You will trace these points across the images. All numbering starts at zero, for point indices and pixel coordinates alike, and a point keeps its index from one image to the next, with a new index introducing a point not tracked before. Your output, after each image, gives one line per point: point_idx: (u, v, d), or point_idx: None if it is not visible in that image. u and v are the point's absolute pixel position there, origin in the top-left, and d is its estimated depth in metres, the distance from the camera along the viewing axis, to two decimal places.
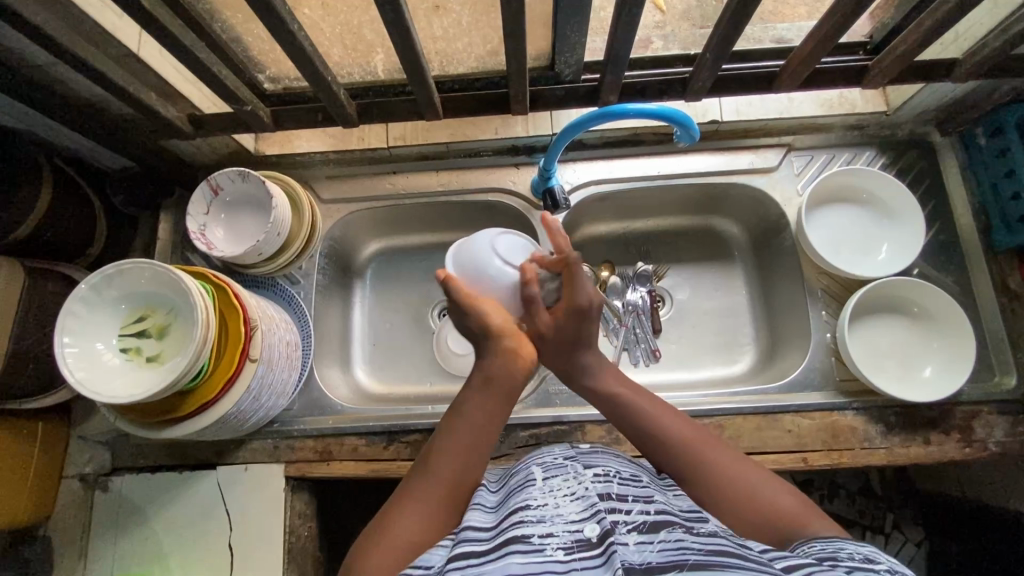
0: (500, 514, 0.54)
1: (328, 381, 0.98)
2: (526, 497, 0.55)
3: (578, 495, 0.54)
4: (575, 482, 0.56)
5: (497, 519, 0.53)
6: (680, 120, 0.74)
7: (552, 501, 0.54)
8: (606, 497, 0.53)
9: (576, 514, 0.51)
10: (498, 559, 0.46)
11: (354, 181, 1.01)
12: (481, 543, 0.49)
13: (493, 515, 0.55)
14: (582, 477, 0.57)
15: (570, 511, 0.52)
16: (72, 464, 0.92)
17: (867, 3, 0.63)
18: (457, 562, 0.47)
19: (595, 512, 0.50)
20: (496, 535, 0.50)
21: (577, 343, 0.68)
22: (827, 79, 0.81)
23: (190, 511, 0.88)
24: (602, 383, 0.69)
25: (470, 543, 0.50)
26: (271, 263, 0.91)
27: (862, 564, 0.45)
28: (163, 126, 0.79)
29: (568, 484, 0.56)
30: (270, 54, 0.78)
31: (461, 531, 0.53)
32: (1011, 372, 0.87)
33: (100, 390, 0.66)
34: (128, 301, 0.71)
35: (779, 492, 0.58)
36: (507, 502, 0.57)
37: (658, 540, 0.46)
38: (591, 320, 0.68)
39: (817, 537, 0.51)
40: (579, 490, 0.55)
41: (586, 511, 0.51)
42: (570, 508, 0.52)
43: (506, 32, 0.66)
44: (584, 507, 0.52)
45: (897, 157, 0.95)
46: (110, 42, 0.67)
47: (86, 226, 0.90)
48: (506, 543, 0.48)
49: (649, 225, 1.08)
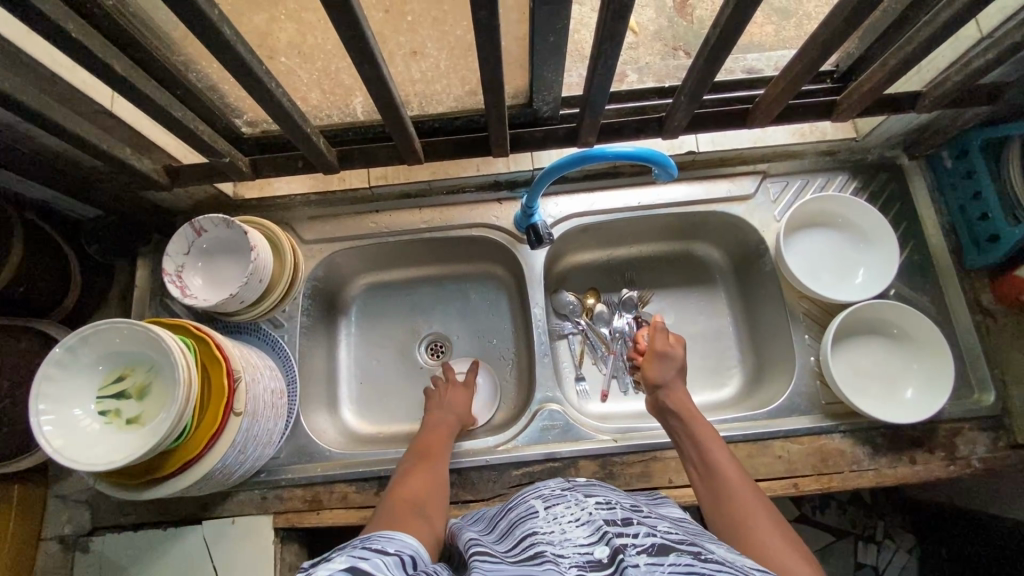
0: (512, 541, 0.56)
1: (316, 426, 0.96)
2: (533, 525, 0.56)
3: (583, 520, 0.55)
4: (578, 509, 0.58)
5: (507, 546, 0.55)
6: (657, 160, 0.75)
7: (558, 528, 0.55)
8: (612, 521, 0.54)
9: (584, 538, 0.52)
10: (517, 569, 0.48)
11: (336, 221, 1.00)
12: (496, 559, 0.52)
13: (504, 543, 0.57)
14: (585, 503, 0.59)
15: (577, 535, 0.53)
16: (50, 525, 0.89)
17: (834, 47, 0.65)
18: (476, 567, 0.50)
19: (603, 534, 0.52)
20: (511, 555, 0.52)
21: (670, 366, 0.87)
22: (799, 113, 0.83)
23: (175, 570, 0.85)
24: (675, 402, 0.83)
25: (487, 560, 0.52)
26: (255, 309, 0.90)
27: None
28: (138, 178, 0.78)
29: (572, 511, 0.58)
30: (247, 100, 0.77)
31: (474, 549, 0.55)
32: (989, 389, 0.89)
33: (79, 457, 0.64)
34: (106, 362, 0.69)
35: (794, 544, 0.59)
36: (513, 533, 0.58)
37: (668, 563, 0.47)
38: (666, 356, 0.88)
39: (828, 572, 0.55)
40: (583, 515, 0.56)
41: (594, 535, 0.52)
42: (577, 533, 0.54)
43: (486, 81, 0.66)
44: (591, 531, 0.53)
45: (868, 180, 0.98)
46: (83, 100, 0.66)
47: (60, 278, 0.88)
48: (527, 557, 0.50)
49: (631, 252, 1.09)
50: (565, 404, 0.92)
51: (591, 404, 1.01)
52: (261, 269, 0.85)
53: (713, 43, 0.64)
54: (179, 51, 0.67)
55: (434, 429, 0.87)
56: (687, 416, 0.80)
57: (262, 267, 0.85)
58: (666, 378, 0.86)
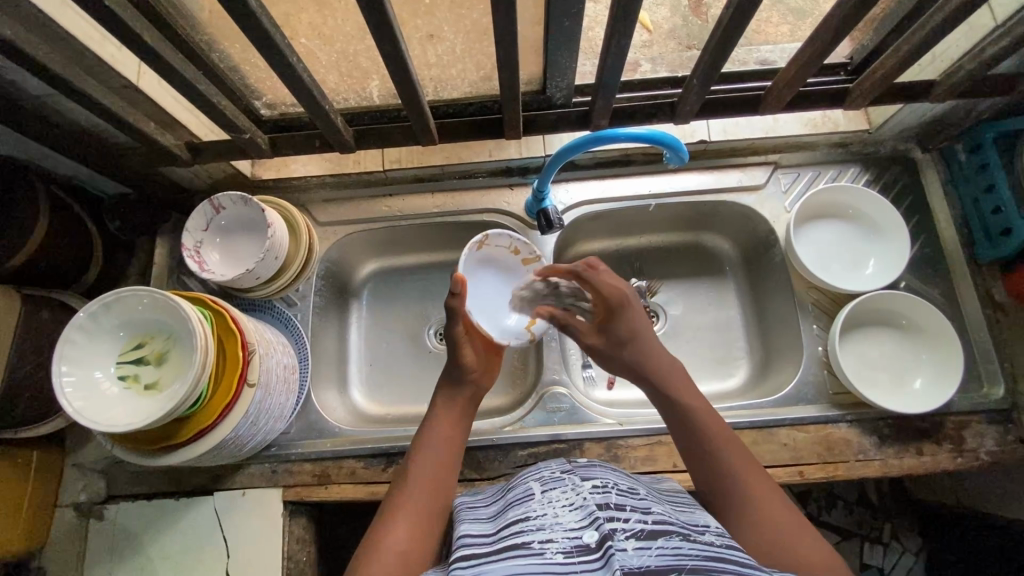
0: (499, 524, 0.57)
1: (326, 404, 0.98)
2: (526, 509, 0.57)
3: (576, 504, 0.56)
4: (573, 493, 0.58)
5: (495, 529, 0.56)
6: (669, 143, 0.76)
7: (551, 511, 0.56)
8: (604, 505, 0.54)
9: (575, 522, 0.53)
10: (500, 561, 0.50)
11: (351, 203, 1.02)
12: (480, 548, 0.53)
13: (492, 525, 0.58)
14: (580, 488, 0.58)
15: (569, 520, 0.54)
16: (67, 492, 0.91)
17: (847, 30, 0.65)
18: (457, 565, 0.51)
19: (593, 519, 0.52)
20: (495, 542, 0.53)
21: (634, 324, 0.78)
22: (811, 100, 0.83)
23: (186, 539, 0.87)
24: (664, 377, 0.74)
25: (469, 551, 0.53)
26: (270, 285, 0.92)
27: None
28: (160, 153, 0.80)
29: (566, 496, 0.58)
30: (267, 81, 0.79)
31: (461, 539, 0.56)
32: (998, 382, 0.88)
33: (100, 418, 0.66)
34: (127, 328, 0.72)
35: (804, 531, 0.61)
36: (505, 514, 0.59)
37: (656, 547, 0.48)
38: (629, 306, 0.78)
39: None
40: (577, 500, 0.57)
41: (585, 519, 0.53)
42: (569, 517, 0.55)
43: (500, 62, 0.68)
44: (583, 515, 0.54)
45: (881, 172, 0.98)
46: (111, 73, 0.68)
47: (82, 251, 0.90)
48: (508, 549, 0.51)
49: (641, 242, 1.09)
50: (571, 389, 0.93)
51: (597, 391, 1.01)
52: (275, 243, 0.87)
53: (726, 25, 0.64)
54: (203, 29, 0.68)
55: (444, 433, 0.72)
56: (671, 381, 0.74)
57: (276, 242, 0.86)
58: (637, 341, 0.77)
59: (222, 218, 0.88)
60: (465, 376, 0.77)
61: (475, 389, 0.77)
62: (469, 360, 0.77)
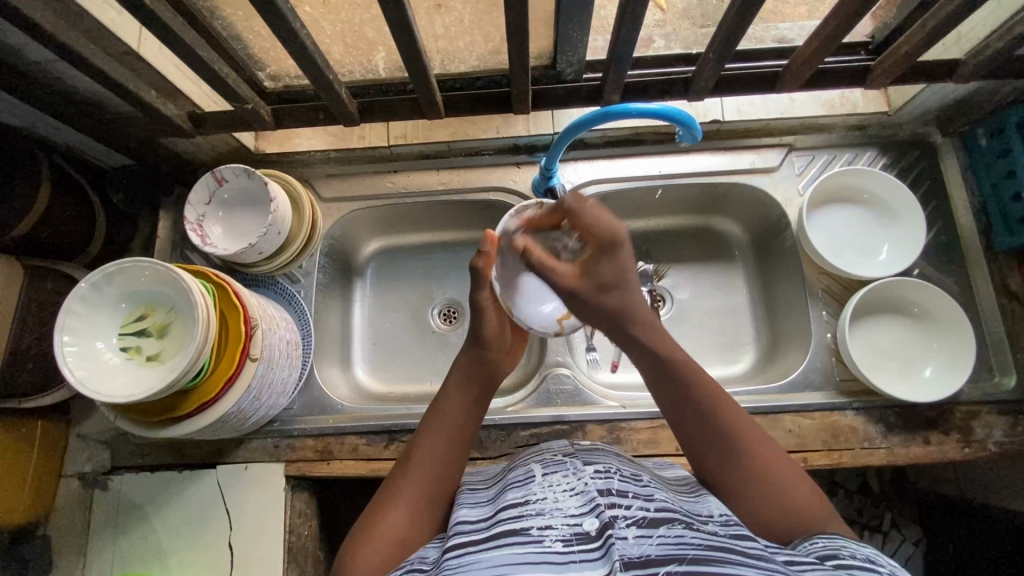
0: (499, 507, 0.56)
1: (329, 380, 0.98)
2: (526, 492, 0.56)
3: (577, 489, 0.55)
4: (575, 478, 0.57)
5: (495, 511, 0.56)
6: (682, 120, 0.74)
7: (552, 495, 0.55)
8: (606, 491, 0.53)
9: (575, 508, 0.53)
10: (498, 547, 0.49)
11: (355, 179, 1.00)
12: (475, 534, 0.52)
13: (492, 508, 0.57)
14: (582, 473, 0.58)
15: (569, 505, 0.53)
16: (71, 462, 0.92)
17: (872, 3, 0.62)
18: (451, 554, 0.50)
19: (594, 505, 0.52)
20: (494, 527, 0.52)
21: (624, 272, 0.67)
22: (830, 79, 0.80)
23: (188, 510, 0.88)
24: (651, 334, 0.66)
25: (469, 537, 0.52)
26: (272, 262, 0.91)
27: (866, 563, 0.48)
28: (162, 123, 0.79)
29: (567, 480, 0.57)
30: (271, 52, 0.77)
31: (458, 523, 0.55)
32: (1010, 373, 0.87)
33: (100, 389, 0.66)
34: (128, 299, 0.71)
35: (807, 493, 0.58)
36: (503, 497, 0.58)
37: (657, 535, 0.48)
38: (621, 248, 0.66)
39: (822, 533, 0.53)
40: (578, 485, 0.56)
41: (586, 506, 0.52)
42: (569, 502, 0.54)
43: (511, 32, 0.65)
44: (584, 501, 0.53)
45: (900, 157, 0.95)
46: (109, 38, 0.66)
47: (84, 223, 0.89)
48: (508, 534, 0.51)
49: (649, 225, 1.07)
50: (575, 370, 0.93)
51: (601, 374, 1.01)
52: (280, 220, 0.86)
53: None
54: None
55: (455, 406, 0.69)
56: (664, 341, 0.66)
57: (279, 217, 0.85)
58: (623, 289, 0.67)
59: (225, 192, 0.87)
60: (485, 352, 0.73)
61: (496, 365, 0.73)
62: (490, 331, 0.74)
